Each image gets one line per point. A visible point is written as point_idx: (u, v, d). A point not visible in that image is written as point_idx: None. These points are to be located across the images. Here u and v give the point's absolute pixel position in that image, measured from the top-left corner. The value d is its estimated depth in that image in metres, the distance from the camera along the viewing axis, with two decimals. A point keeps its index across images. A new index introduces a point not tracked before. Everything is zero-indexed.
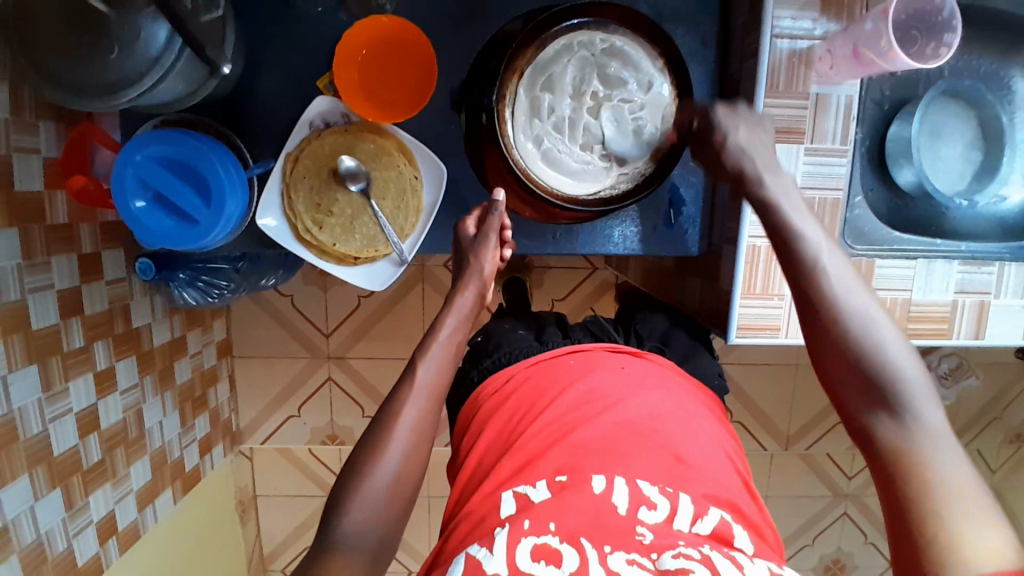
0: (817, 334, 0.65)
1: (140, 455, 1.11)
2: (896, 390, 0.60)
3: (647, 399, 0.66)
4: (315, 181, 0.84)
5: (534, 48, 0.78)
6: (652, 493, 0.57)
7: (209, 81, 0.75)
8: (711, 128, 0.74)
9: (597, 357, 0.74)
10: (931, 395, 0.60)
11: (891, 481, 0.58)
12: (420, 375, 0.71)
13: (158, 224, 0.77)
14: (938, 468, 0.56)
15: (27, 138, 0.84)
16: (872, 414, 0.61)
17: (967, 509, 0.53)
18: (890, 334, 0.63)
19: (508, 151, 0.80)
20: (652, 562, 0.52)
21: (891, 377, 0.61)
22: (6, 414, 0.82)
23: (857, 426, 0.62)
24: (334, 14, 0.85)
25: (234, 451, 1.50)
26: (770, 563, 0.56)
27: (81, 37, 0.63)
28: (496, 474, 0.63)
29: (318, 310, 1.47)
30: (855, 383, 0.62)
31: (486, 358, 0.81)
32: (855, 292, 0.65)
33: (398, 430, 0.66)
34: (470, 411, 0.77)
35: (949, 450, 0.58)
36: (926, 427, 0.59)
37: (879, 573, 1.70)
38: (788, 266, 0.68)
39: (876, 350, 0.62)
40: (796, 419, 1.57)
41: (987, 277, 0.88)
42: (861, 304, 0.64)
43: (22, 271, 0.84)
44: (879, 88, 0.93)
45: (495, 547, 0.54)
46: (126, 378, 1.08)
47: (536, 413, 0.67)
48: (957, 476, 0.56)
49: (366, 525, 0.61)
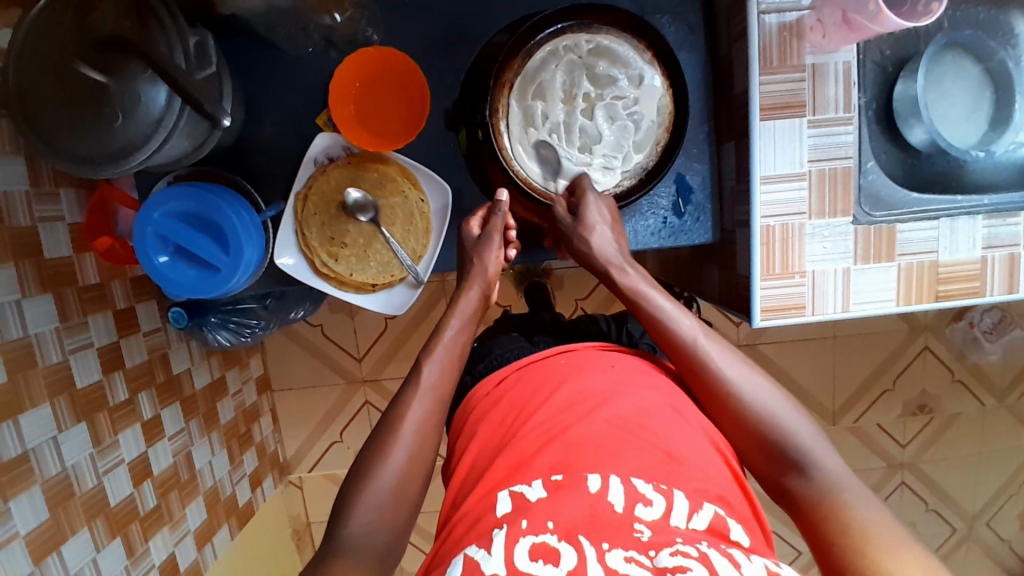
0: (716, 408, 0.70)
1: (194, 496, 1.15)
2: (795, 447, 0.66)
3: (638, 395, 0.68)
4: (326, 217, 0.86)
5: (520, 59, 0.79)
6: (647, 489, 0.58)
7: (213, 135, 0.78)
8: (581, 219, 0.79)
9: (588, 355, 0.75)
10: (824, 443, 0.67)
11: (816, 528, 0.63)
12: (424, 376, 0.74)
13: (181, 275, 0.80)
14: (851, 506, 0.62)
15: (51, 208, 0.88)
16: (785, 472, 0.67)
17: (885, 540, 0.58)
18: (773, 396, 0.69)
19: (507, 164, 0.81)
20: (650, 559, 0.53)
21: (784, 434, 0.67)
22: (59, 472, 0.86)
23: (778, 486, 0.67)
24: (325, 51, 0.87)
25: (284, 482, 1.54)
26: (766, 559, 0.56)
27: (86, 109, 0.66)
28: (490, 474, 0.65)
29: (348, 337, 1.51)
30: (761, 448, 0.68)
31: (479, 363, 0.85)
32: (729, 360, 0.71)
33: (404, 429, 0.70)
34: (465, 413, 0.79)
35: (849, 485, 0.64)
36: (827, 471, 0.65)
37: (946, 539, 1.64)
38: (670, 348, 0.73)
39: (765, 414, 0.68)
40: (840, 392, 1.55)
41: (1014, 228, 0.85)
42: (740, 373, 0.70)
43: (61, 333, 0.88)
44: (878, 49, 0.92)
45: (493, 548, 0.55)
46: (173, 424, 1.12)
47: (527, 414, 0.68)
48: (868, 509, 0.61)
49: (372, 528, 0.64)
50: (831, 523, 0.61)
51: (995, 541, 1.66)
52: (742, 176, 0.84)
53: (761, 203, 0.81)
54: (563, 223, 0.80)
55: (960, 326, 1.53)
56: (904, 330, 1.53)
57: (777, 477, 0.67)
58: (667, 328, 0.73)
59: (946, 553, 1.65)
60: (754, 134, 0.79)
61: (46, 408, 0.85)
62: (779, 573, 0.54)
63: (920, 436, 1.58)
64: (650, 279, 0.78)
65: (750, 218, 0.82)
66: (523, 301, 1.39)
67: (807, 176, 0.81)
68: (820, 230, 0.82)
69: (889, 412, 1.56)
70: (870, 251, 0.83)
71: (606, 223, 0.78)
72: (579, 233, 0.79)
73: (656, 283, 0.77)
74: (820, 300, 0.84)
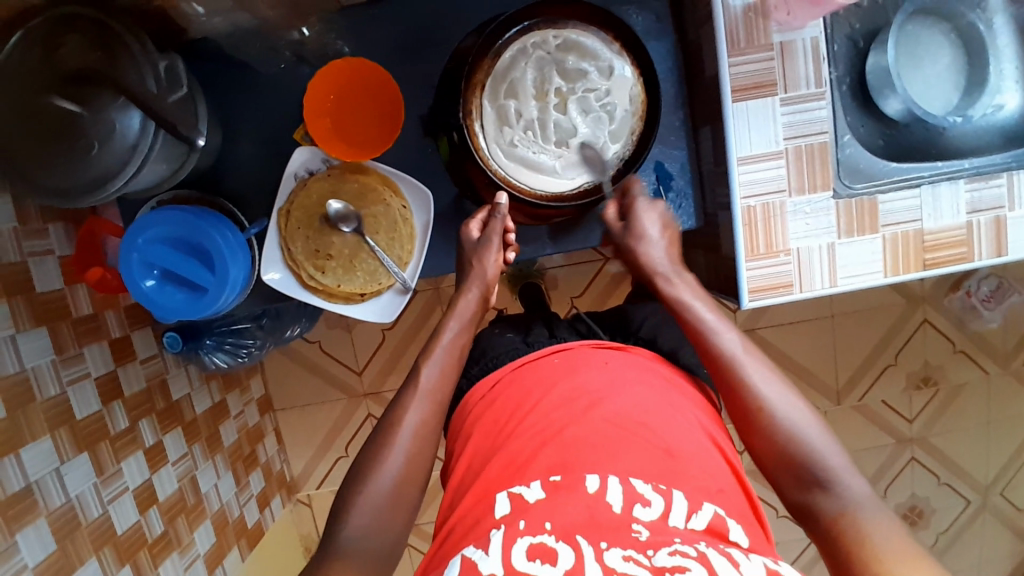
0: (747, 422, 0.69)
1: (202, 520, 1.15)
2: (822, 467, 0.65)
3: (634, 393, 0.68)
4: (310, 231, 0.86)
5: (490, 58, 0.79)
6: (645, 490, 0.58)
7: (188, 158, 0.79)
8: (632, 225, 0.80)
9: (582, 354, 0.75)
10: (853, 467, 0.65)
11: (834, 547, 0.61)
12: (423, 380, 0.74)
13: (171, 299, 0.81)
14: (871, 529, 0.60)
15: (39, 243, 0.89)
16: (809, 491, 0.65)
17: (899, 561, 0.56)
18: (806, 418, 0.68)
19: (485, 164, 0.81)
20: (648, 558, 0.52)
21: (811, 455, 0.65)
22: (64, 503, 0.86)
23: (800, 505, 0.66)
24: (298, 66, 0.88)
25: (292, 501, 1.54)
26: (765, 558, 0.56)
27: (61, 140, 0.67)
28: (487, 478, 0.65)
29: (347, 352, 1.51)
30: (787, 465, 0.67)
31: (472, 364, 0.85)
32: (769, 378, 0.70)
33: (400, 435, 0.70)
34: (461, 416, 0.79)
35: (872, 510, 0.62)
36: (854, 493, 0.63)
37: (962, 512, 1.63)
38: (708, 360, 0.73)
39: (796, 434, 0.67)
40: (842, 370, 1.55)
41: (998, 190, 0.85)
42: (776, 392, 0.69)
43: (58, 365, 0.89)
44: (847, 23, 0.92)
45: (491, 548, 0.55)
46: (175, 449, 1.12)
47: (522, 415, 0.69)
48: (888, 533, 0.59)
49: (367, 531, 0.65)
50: (848, 544, 0.60)
51: (1011, 510, 1.65)
52: (720, 159, 0.84)
53: (740, 184, 0.81)
54: (613, 231, 0.82)
55: (958, 296, 1.52)
56: (901, 303, 1.52)
57: (798, 495, 0.66)
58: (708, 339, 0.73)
59: (963, 525, 1.64)
60: (727, 116, 0.80)
61: (47, 441, 0.85)
62: (779, 572, 0.54)
63: (927, 409, 1.58)
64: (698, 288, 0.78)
65: (730, 199, 0.83)
66: (518, 302, 1.39)
67: (784, 153, 0.81)
68: (801, 208, 0.82)
69: (894, 387, 1.56)
70: (853, 224, 0.83)
71: (656, 230, 0.80)
72: (630, 243, 0.80)
73: (704, 295, 0.77)
74: (808, 276, 0.84)
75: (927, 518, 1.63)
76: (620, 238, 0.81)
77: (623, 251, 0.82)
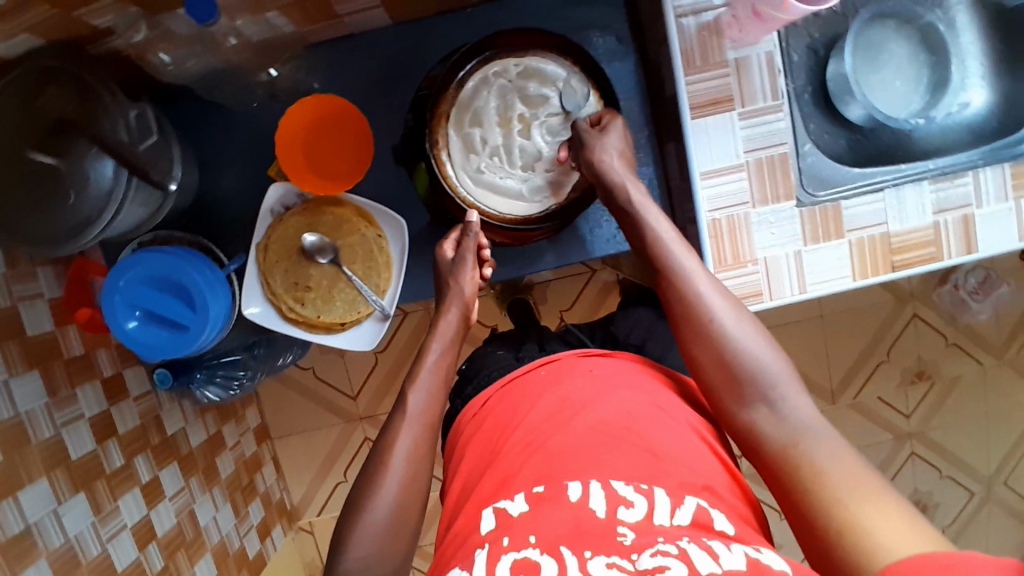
0: (698, 339, 0.69)
1: (202, 553, 1.16)
2: (765, 385, 0.65)
3: (617, 397, 0.69)
4: (288, 264, 0.88)
5: (453, 89, 0.81)
6: (627, 492, 0.59)
7: (166, 201, 0.82)
8: (601, 132, 0.80)
9: (568, 363, 0.76)
10: (796, 387, 0.66)
11: (788, 482, 0.60)
12: (411, 405, 0.75)
13: (153, 337, 0.82)
14: (822, 456, 0.59)
15: (29, 286, 0.91)
16: (751, 411, 0.66)
17: (851, 492, 0.56)
18: (755, 337, 0.68)
19: (453, 191, 0.84)
20: (632, 562, 0.53)
21: (758, 372, 0.66)
22: (64, 543, 0.88)
23: (742, 427, 0.66)
24: (270, 105, 0.90)
25: (294, 528, 1.55)
26: (748, 546, 0.57)
27: (39, 191, 0.69)
28: (477, 496, 0.66)
29: (341, 376, 1.53)
30: (731, 383, 0.67)
31: (468, 385, 0.86)
32: (720, 294, 0.71)
33: (394, 458, 0.70)
34: (455, 439, 0.80)
35: (817, 428, 0.62)
36: (796, 412, 0.64)
37: (965, 505, 1.63)
38: (661, 277, 0.73)
39: (745, 353, 0.67)
40: (836, 370, 1.55)
41: (963, 189, 0.86)
42: (726, 307, 0.70)
43: (52, 408, 0.91)
44: (808, 32, 0.93)
45: (476, 567, 0.56)
46: (173, 484, 1.13)
47: (511, 429, 0.70)
48: (830, 447, 0.60)
49: (369, 561, 0.66)
50: (792, 461, 0.61)
51: (1014, 501, 1.64)
52: (685, 174, 0.86)
53: (704, 199, 0.83)
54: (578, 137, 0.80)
55: (947, 290, 1.53)
56: (889, 300, 1.53)
57: (744, 417, 0.66)
58: (664, 252, 0.73)
59: (966, 519, 1.63)
60: (687, 133, 0.82)
61: (43, 483, 0.87)
62: (759, 558, 0.54)
63: (924, 404, 1.58)
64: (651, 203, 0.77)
65: (696, 213, 0.84)
66: (507, 319, 1.40)
67: (745, 166, 0.83)
68: (766, 218, 0.84)
69: (889, 383, 1.56)
70: (819, 231, 0.85)
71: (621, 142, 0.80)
72: (594, 144, 0.79)
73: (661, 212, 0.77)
74: (777, 285, 0.86)
75: (930, 513, 1.63)
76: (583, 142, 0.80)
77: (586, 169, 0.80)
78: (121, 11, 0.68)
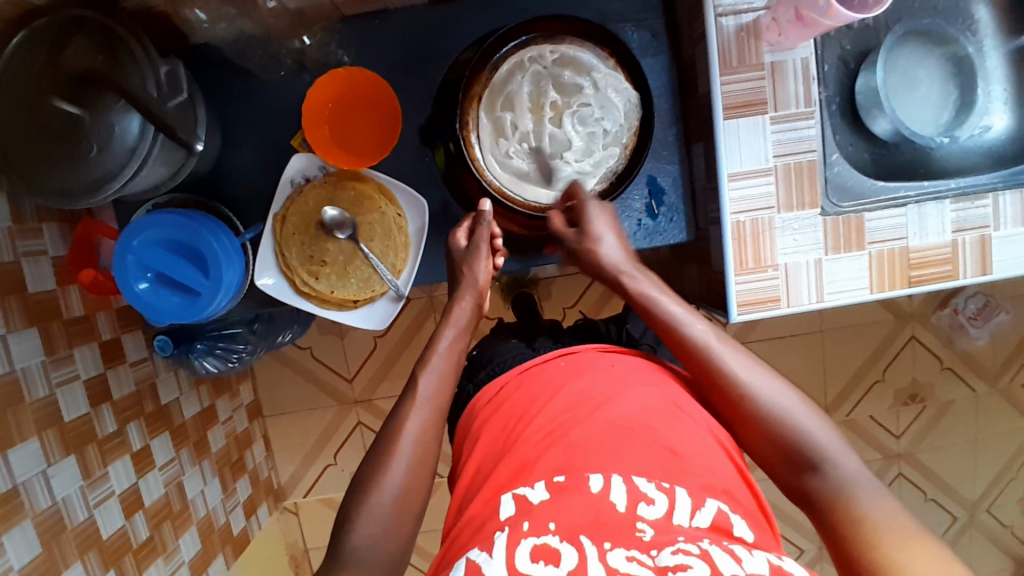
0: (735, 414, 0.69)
1: (188, 526, 1.14)
2: (811, 449, 0.65)
3: (639, 394, 0.68)
4: (305, 237, 0.87)
5: (487, 71, 0.81)
6: (649, 488, 0.58)
7: (189, 161, 0.79)
8: (584, 229, 0.80)
9: (589, 358, 0.75)
10: (843, 444, 0.65)
11: (834, 531, 0.62)
12: (421, 389, 0.74)
13: (164, 301, 0.81)
14: (870, 506, 0.61)
15: (33, 242, 0.89)
16: (803, 475, 0.65)
17: (897, 539, 0.58)
18: (790, 400, 0.68)
19: (481, 174, 0.83)
20: (652, 558, 0.53)
21: (800, 435, 0.66)
22: (51, 506, 0.86)
23: (798, 491, 0.66)
24: (297, 74, 0.89)
25: (279, 509, 1.53)
26: (769, 553, 0.57)
27: (62, 142, 0.67)
28: (494, 480, 0.64)
29: (338, 358, 1.51)
30: (781, 452, 0.67)
31: (480, 371, 0.85)
32: (744, 362, 0.70)
33: (404, 440, 0.70)
34: (469, 421, 0.78)
35: (866, 488, 0.63)
36: (845, 470, 0.64)
37: (946, 529, 1.64)
38: (684, 358, 0.73)
39: (784, 419, 0.67)
40: (831, 386, 1.56)
41: (983, 210, 0.86)
42: (750, 372, 0.69)
43: (48, 367, 0.89)
44: (839, 44, 0.94)
45: (494, 551, 0.55)
46: (163, 454, 1.11)
47: (530, 417, 0.68)
48: (885, 513, 0.60)
49: (377, 540, 0.65)
50: (847, 526, 0.61)
51: (996, 526, 1.66)
52: (711, 175, 0.86)
53: (730, 200, 0.83)
54: (566, 239, 0.81)
55: (946, 313, 1.54)
56: (890, 320, 1.54)
57: (798, 482, 0.66)
58: (681, 334, 0.73)
59: (949, 541, 1.65)
60: (719, 133, 0.81)
61: (34, 443, 0.85)
62: (781, 565, 0.54)
63: (914, 426, 1.59)
64: (660, 285, 0.78)
65: (721, 214, 0.84)
66: (511, 312, 1.39)
67: (774, 171, 0.83)
68: (789, 224, 0.84)
69: (882, 403, 1.57)
70: (841, 241, 0.85)
71: (605, 232, 0.80)
72: (584, 244, 0.80)
73: (669, 289, 0.77)
74: (795, 292, 0.86)
75: None
76: (574, 245, 0.81)
77: (582, 259, 0.81)
78: None
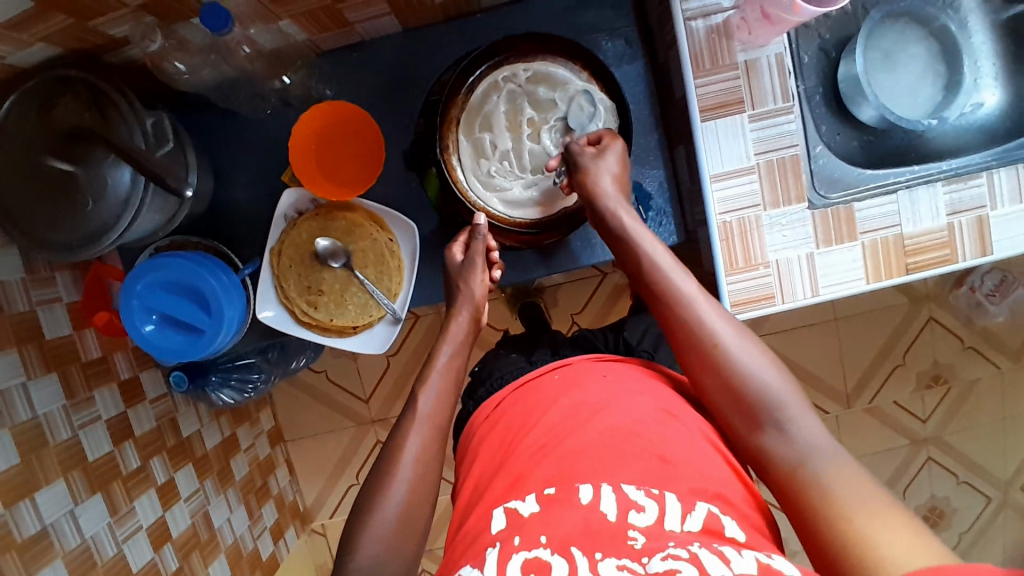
0: (705, 365, 0.70)
1: (216, 554, 1.17)
2: (772, 409, 0.66)
3: (632, 404, 0.68)
4: (301, 268, 0.89)
5: (462, 96, 0.83)
6: (638, 496, 0.58)
7: (181, 209, 0.83)
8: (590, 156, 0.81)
9: (581, 368, 0.76)
10: (805, 410, 0.66)
11: (794, 499, 0.61)
12: (420, 406, 0.75)
13: (171, 341, 0.84)
14: (830, 472, 0.61)
15: (48, 290, 0.93)
16: (760, 435, 0.66)
17: (854, 499, 0.58)
18: (759, 360, 0.69)
19: (464, 195, 0.85)
20: (643, 565, 0.53)
21: (764, 393, 0.66)
22: (80, 544, 0.89)
23: (752, 451, 0.67)
24: (283, 111, 0.92)
25: (306, 531, 1.56)
26: (759, 552, 0.56)
27: (60, 199, 0.71)
28: (488, 496, 0.65)
29: (353, 379, 1.54)
30: (741, 407, 0.67)
31: (480, 387, 0.86)
32: (722, 320, 0.72)
33: (404, 458, 0.70)
34: (469, 435, 0.79)
35: (828, 454, 0.63)
36: (807, 434, 0.64)
37: (982, 512, 1.60)
38: (665, 308, 0.74)
39: (751, 376, 0.67)
40: (851, 374, 1.54)
41: (978, 190, 0.84)
42: (726, 328, 0.71)
43: (69, 410, 0.92)
44: (819, 34, 0.93)
45: (487, 565, 0.56)
46: (188, 485, 1.14)
47: (525, 432, 0.69)
48: (846, 479, 0.60)
49: (380, 561, 0.65)
50: (808, 493, 0.60)
51: None
52: (696, 178, 0.86)
53: (715, 201, 0.83)
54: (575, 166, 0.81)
55: (963, 292, 1.51)
56: (905, 303, 1.51)
57: (754, 441, 0.66)
58: (665, 281, 0.75)
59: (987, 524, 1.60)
60: (697, 135, 0.82)
61: (61, 484, 0.88)
62: (771, 564, 0.54)
63: (941, 409, 1.55)
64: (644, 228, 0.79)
65: (707, 215, 0.85)
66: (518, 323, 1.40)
67: (756, 168, 0.83)
68: (777, 220, 0.84)
69: (904, 387, 1.54)
70: (831, 234, 0.84)
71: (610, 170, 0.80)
72: (592, 169, 0.80)
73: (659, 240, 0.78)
74: (790, 288, 0.85)
75: (947, 520, 1.60)
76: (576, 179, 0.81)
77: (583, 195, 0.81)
78: (136, 20, 0.71)
